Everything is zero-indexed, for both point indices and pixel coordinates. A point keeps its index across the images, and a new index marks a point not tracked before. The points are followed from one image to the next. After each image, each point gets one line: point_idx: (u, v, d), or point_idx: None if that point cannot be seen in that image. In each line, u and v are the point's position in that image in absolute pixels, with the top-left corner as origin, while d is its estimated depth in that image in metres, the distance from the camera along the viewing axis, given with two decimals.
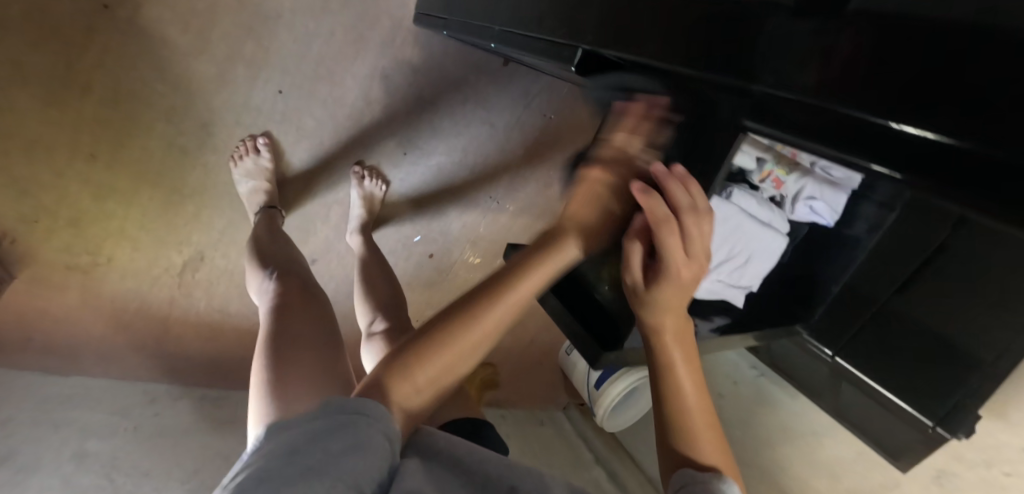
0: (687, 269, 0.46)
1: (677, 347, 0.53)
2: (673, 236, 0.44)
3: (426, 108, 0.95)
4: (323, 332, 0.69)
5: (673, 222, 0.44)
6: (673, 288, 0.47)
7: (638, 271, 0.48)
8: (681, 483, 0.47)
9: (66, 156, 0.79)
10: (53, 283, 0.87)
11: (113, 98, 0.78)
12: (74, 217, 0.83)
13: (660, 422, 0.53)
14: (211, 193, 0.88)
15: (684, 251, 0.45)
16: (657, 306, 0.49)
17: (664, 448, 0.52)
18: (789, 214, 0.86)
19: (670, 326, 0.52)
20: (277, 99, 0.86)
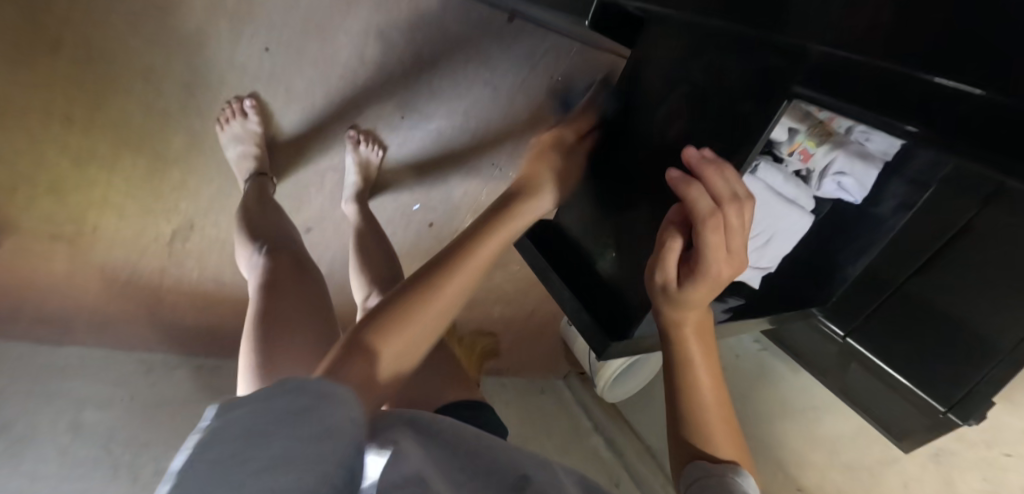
0: (722, 267, 0.48)
1: (698, 343, 0.54)
2: (713, 233, 0.47)
3: (427, 69, 0.87)
4: (315, 311, 0.68)
5: (713, 215, 0.47)
6: (704, 286, 0.49)
7: (673, 268, 0.50)
8: (695, 476, 0.48)
9: (39, 120, 0.73)
10: (36, 254, 0.83)
11: (85, 57, 0.70)
12: (54, 184, 0.78)
13: (674, 418, 0.54)
14: (197, 158, 0.84)
15: (724, 248, 0.48)
16: (688, 299, 0.51)
17: (678, 441, 0.52)
18: (816, 190, 0.81)
19: (692, 320, 0.53)
20: (263, 58, 0.78)
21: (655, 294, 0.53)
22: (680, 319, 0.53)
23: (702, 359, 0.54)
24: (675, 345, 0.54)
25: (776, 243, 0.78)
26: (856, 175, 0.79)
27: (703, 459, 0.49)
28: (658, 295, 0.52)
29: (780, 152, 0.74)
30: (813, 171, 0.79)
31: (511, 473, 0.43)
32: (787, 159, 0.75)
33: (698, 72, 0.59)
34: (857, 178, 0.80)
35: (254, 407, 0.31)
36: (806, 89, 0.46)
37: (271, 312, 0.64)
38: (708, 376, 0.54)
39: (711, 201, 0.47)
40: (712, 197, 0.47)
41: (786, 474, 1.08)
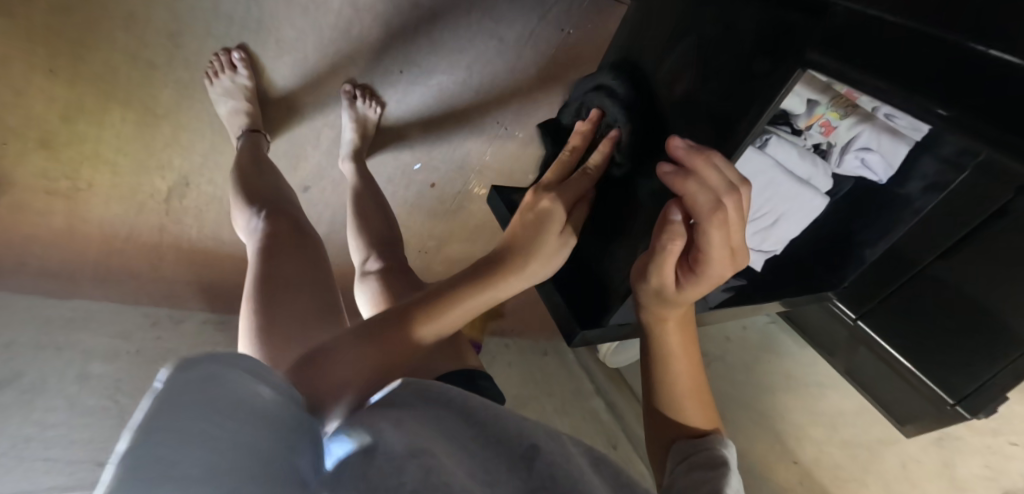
0: (722, 265, 0.46)
1: (678, 336, 0.51)
2: (718, 231, 0.43)
3: (427, 19, 0.81)
4: (316, 274, 0.66)
5: (716, 211, 0.42)
6: (705, 286, 0.47)
7: (671, 271, 0.46)
8: (685, 454, 0.46)
9: (21, 73, 0.70)
10: (36, 209, 0.82)
11: (62, 5, 0.66)
12: (44, 138, 0.76)
13: (649, 404, 0.52)
14: (189, 113, 0.81)
15: (726, 247, 0.44)
16: (684, 302, 0.49)
17: (656, 432, 0.51)
18: (835, 167, 0.77)
19: (676, 316, 0.50)
20: (250, 5, 0.73)
21: (646, 293, 0.50)
22: (664, 315, 0.50)
23: (682, 352, 0.51)
24: (654, 341, 0.51)
25: (786, 223, 0.73)
26: (882, 150, 0.74)
27: (686, 439, 0.48)
28: (652, 296, 0.49)
29: (798, 124, 0.72)
30: (834, 145, 0.75)
31: (522, 441, 0.40)
32: (807, 132, 0.72)
33: (711, 26, 0.58)
34: (882, 154, 0.74)
35: (208, 380, 0.28)
36: (820, 54, 0.46)
37: (271, 276, 0.63)
38: (688, 368, 0.51)
39: (711, 197, 0.42)
40: (711, 191, 0.43)
41: (784, 447, 1.09)
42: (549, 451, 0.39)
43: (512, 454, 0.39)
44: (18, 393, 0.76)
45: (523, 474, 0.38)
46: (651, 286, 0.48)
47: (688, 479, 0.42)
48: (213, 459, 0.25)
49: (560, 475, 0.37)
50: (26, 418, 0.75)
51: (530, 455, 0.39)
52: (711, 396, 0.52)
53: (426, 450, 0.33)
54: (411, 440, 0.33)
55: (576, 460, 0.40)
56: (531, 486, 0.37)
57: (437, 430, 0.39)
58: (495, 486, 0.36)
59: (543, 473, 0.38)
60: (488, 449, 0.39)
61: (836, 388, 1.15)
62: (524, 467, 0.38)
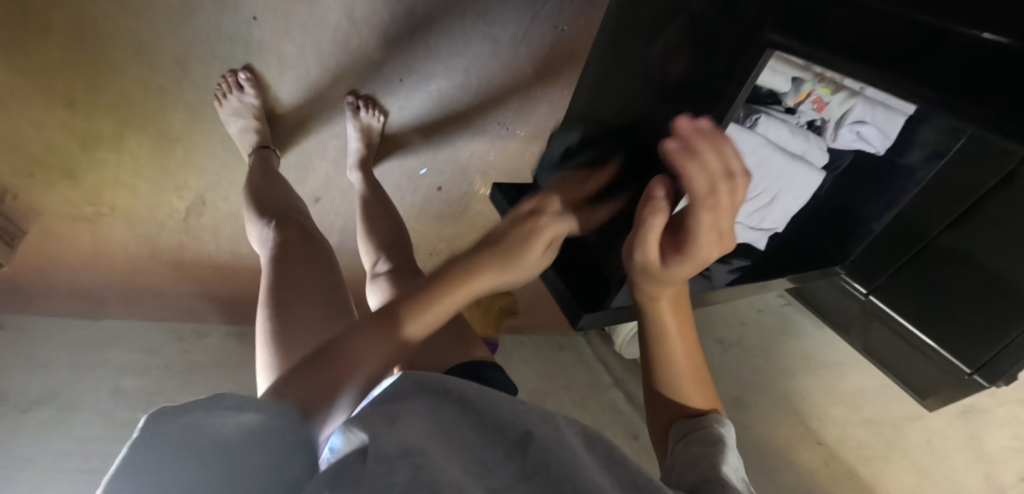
0: (708, 249, 0.46)
1: (671, 312, 0.52)
2: (706, 212, 0.43)
3: (421, 25, 0.83)
4: (325, 278, 0.69)
5: (710, 195, 0.43)
6: (688, 264, 0.47)
7: (652, 245, 0.47)
8: (682, 433, 0.47)
9: (42, 107, 0.74)
10: (62, 235, 0.86)
11: (76, 40, 0.69)
12: (67, 167, 0.80)
13: (645, 385, 0.53)
14: (201, 135, 0.84)
15: (715, 231, 0.45)
16: (670, 280, 0.49)
17: (652, 409, 0.52)
18: (831, 142, 0.82)
19: (669, 293, 0.51)
20: (253, 26, 0.76)
21: (633, 267, 0.51)
22: (657, 294, 0.51)
23: (676, 329, 0.52)
24: (649, 317, 0.52)
25: (781, 201, 0.75)
26: (877, 123, 0.80)
27: (684, 418, 0.48)
28: (637, 269, 0.50)
29: (789, 101, 0.73)
30: (828, 121, 0.81)
31: (515, 429, 0.40)
32: (799, 109, 0.74)
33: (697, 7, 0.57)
34: (876, 126, 0.80)
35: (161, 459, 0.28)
36: (777, 33, 0.49)
37: (283, 282, 0.66)
38: (683, 345, 0.52)
39: (707, 180, 0.43)
40: (709, 176, 0.43)
41: (805, 428, 1.08)
42: (544, 437, 0.38)
43: (508, 441, 0.39)
44: (57, 410, 0.82)
45: (518, 460, 0.38)
46: (637, 260, 0.49)
47: (687, 456, 0.43)
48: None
49: (553, 467, 0.36)
50: (64, 434, 0.80)
51: (524, 442, 0.39)
52: (708, 374, 0.53)
53: (421, 450, 0.33)
54: (407, 441, 0.34)
55: (569, 438, 0.39)
56: (524, 472, 0.37)
57: (430, 420, 0.39)
58: (491, 475, 0.36)
59: (538, 458, 0.37)
60: (487, 438, 0.40)
61: (855, 366, 1.16)
62: (518, 453, 0.38)
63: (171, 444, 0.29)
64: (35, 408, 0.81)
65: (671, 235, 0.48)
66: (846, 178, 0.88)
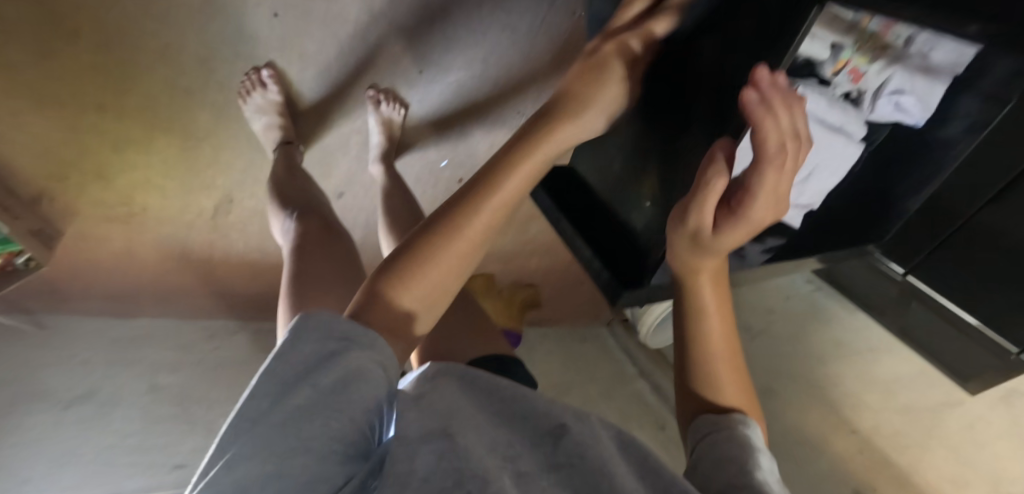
0: (764, 213, 0.44)
1: (712, 292, 0.50)
2: (773, 172, 0.41)
3: (438, 15, 0.83)
4: (343, 268, 0.69)
5: (780, 154, 0.40)
6: (743, 230, 0.44)
7: (710, 210, 0.44)
8: (703, 430, 0.46)
9: (74, 111, 0.75)
10: (97, 236, 0.88)
11: (105, 43, 0.71)
12: (100, 170, 0.81)
13: (681, 369, 0.51)
14: (227, 134, 0.85)
15: (775, 194, 0.42)
16: (717, 250, 0.46)
17: (685, 395, 0.50)
18: (867, 112, 0.71)
19: (709, 268, 0.49)
20: (273, 23, 0.77)
21: (680, 235, 0.47)
22: (698, 268, 0.48)
23: (716, 308, 0.50)
24: (690, 295, 0.50)
25: (818, 176, 0.74)
26: (917, 92, 0.69)
27: (708, 411, 0.48)
28: (685, 237, 0.47)
29: (826, 73, 0.60)
30: (865, 91, 0.67)
31: (548, 420, 0.42)
32: (834, 80, 0.63)
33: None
34: (916, 95, 0.69)
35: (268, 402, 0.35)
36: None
37: (303, 271, 0.65)
38: (722, 325, 0.50)
39: (779, 137, 0.40)
40: (781, 133, 0.40)
41: (839, 416, 1.06)
42: (579, 432, 0.40)
43: (542, 429, 0.41)
44: (97, 407, 0.82)
45: (549, 451, 0.39)
46: (686, 227, 0.46)
47: (708, 463, 0.43)
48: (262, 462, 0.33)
49: (587, 456, 0.38)
50: (106, 430, 0.81)
51: (556, 433, 0.41)
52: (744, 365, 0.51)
53: (453, 434, 0.37)
54: (431, 423, 0.38)
55: (603, 440, 0.41)
56: (556, 461, 0.38)
57: (461, 402, 0.42)
58: (518, 457, 0.39)
59: (570, 451, 0.39)
60: (515, 426, 0.42)
61: (893, 352, 1.13)
62: (551, 443, 0.40)
63: (243, 407, 0.35)
64: (75, 404, 0.81)
65: (723, 199, 0.45)
66: (878, 156, 0.82)
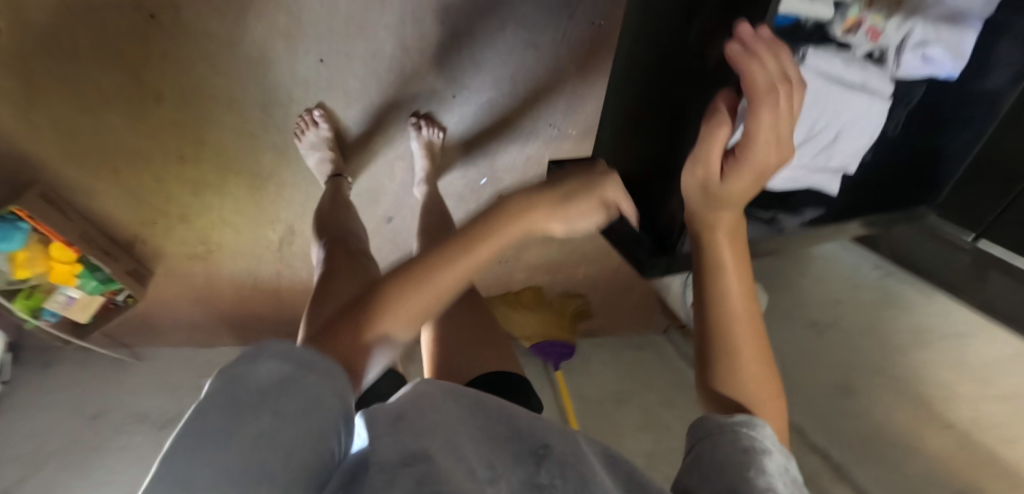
0: (766, 157, 0.45)
1: (728, 250, 0.48)
2: (768, 111, 0.43)
3: (464, 41, 0.89)
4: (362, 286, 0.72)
5: (769, 93, 0.43)
6: (747, 174, 0.46)
7: (714, 158, 0.47)
8: (704, 428, 0.44)
9: (160, 163, 0.86)
10: (182, 274, 0.98)
11: (182, 101, 0.82)
12: (183, 213, 0.92)
13: (700, 343, 0.48)
14: (287, 171, 0.94)
15: (774, 133, 0.44)
16: (728, 198, 0.48)
17: (703, 376, 0.47)
18: (897, 74, 0.65)
19: (726, 222, 0.49)
20: (320, 68, 0.86)
21: (690, 190, 0.50)
22: (714, 221, 0.49)
23: (735, 267, 0.48)
24: (707, 251, 0.49)
25: (847, 139, 0.67)
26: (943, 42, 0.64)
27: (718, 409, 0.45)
28: (695, 190, 0.49)
29: (836, 34, 0.59)
30: (888, 51, 0.63)
31: (533, 443, 0.48)
32: (851, 41, 0.60)
33: None
34: (945, 46, 0.64)
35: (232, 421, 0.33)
36: None
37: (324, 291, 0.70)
38: (740, 286, 0.48)
39: (767, 79, 0.43)
40: (768, 74, 0.43)
41: None
42: (559, 453, 0.46)
43: (524, 451, 0.47)
44: None
45: (532, 467, 0.45)
46: (694, 178, 0.49)
47: (710, 457, 0.41)
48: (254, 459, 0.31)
49: (569, 474, 0.43)
50: None
51: (539, 454, 0.47)
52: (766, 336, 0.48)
53: (424, 456, 0.40)
54: (406, 447, 0.41)
55: (586, 458, 0.47)
56: (538, 477, 0.44)
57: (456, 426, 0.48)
58: (499, 478, 0.43)
59: (552, 467, 0.45)
60: (503, 451, 0.47)
61: (982, 335, 1.02)
62: (533, 462, 0.46)
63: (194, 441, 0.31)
64: (170, 425, 0.91)
65: (727, 149, 0.48)
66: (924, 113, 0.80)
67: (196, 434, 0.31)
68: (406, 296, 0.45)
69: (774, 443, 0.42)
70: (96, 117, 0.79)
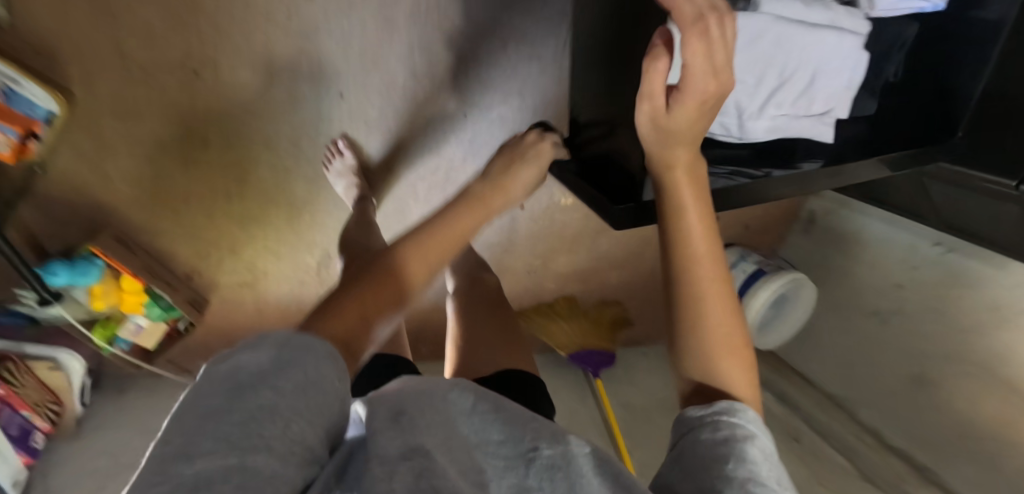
0: (702, 87, 0.50)
1: (690, 191, 0.57)
2: (697, 38, 0.47)
3: (471, 65, 0.96)
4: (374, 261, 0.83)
5: (698, 23, 0.47)
6: (691, 103, 0.51)
7: (658, 94, 0.52)
8: (683, 420, 0.51)
9: (209, 201, 0.96)
10: (234, 301, 1.07)
11: (226, 143, 0.93)
12: (231, 243, 1.01)
13: (669, 285, 0.56)
14: (320, 199, 1.03)
15: (710, 62, 0.48)
16: (671, 131, 0.54)
17: (676, 322, 0.55)
18: (871, 12, 0.65)
19: (683, 160, 0.57)
20: (341, 102, 0.96)
21: (643, 124, 0.55)
22: (672, 162, 0.57)
23: (694, 206, 0.56)
24: (668, 191, 0.57)
25: (822, 82, 0.64)
26: None
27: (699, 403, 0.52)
28: (648, 128, 0.55)
29: None
30: None
31: (524, 445, 0.47)
32: None
33: None
34: None
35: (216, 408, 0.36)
36: None
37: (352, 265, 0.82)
38: (701, 225, 0.56)
39: (694, 10, 0.47)
40: (695, 6, 0.48)
41: None
42: (551, 455, 0.45)
43: (515, 452, 0.46)
44: None
45: (523, 473, 0.45)
46: (646, 115, 0.54)
47: (689, 442, 0.48)
48: (242, 437, 0.34)
49: (558, 478, 0.44)
50: None
51: (530, 455, 0.46)
52: (733, 296, 0.56)
53: (422, 451, 0.40)
54: (402, 443, 0.40)
55: (581, 465, 0.46)
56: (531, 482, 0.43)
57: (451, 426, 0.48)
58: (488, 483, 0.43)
59: (543, 471, 0.44)
60: (498, 455, 0.47)
61: None
62: (523, 465, 0.45)
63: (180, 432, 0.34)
64: None
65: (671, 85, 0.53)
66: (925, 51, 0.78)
67: (195, 411, 0.36)
68: (400, 265, 0.61)
69: (756, 426, 0.48)
70: (154, 164, 0.90)
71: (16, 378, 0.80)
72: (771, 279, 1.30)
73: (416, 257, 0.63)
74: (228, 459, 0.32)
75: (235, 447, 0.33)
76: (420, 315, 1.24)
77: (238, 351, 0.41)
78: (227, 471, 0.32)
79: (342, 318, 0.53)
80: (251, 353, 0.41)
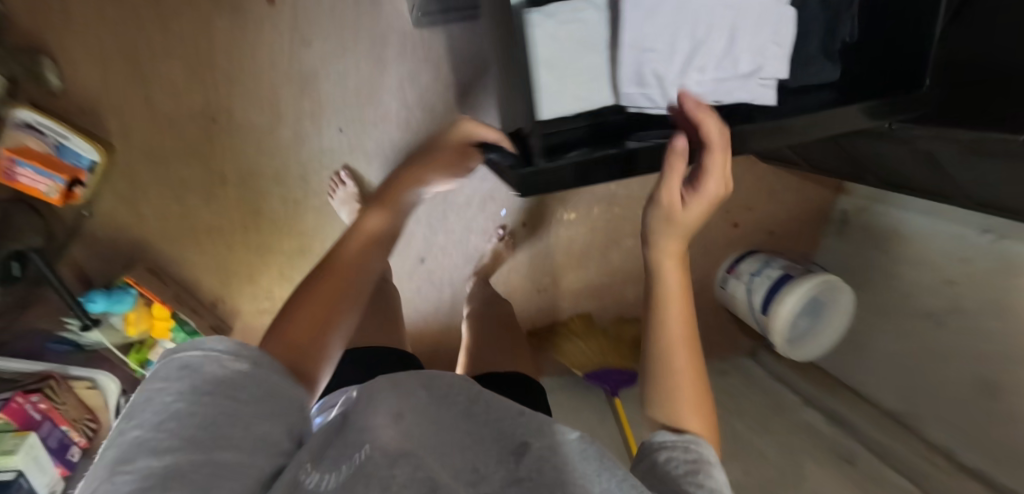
0: (713, 190, 0.60)
1: (678, 276, 0.62)
2: (718, 156, 0.58)
3: (464, 94, 1.06)
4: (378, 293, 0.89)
5: (721, 145, 0.58)
6: (701, 202, 0.60)
7: (675, 188, 0.60)
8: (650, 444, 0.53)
9: (229, 233, 1.06)
10: (255, 329, 1.15)
11: (242, 180, 1.03)
12: (250, 273, 1.10)
13: (649, 353, 0.61)
14: (329, 227, 1.11)
15: (722, 175, 0.59)
16: (680, 224, 0.61)
17: (653, 386, 0.60)
18: None
19: (676, 250, 0.62)
20: (340, 136, 1.04)
21: (656, 215, 0.62)
22: (668, 250, 0.61)
23: (680, 288, 0.61)
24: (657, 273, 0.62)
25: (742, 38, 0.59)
26: None
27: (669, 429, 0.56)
28: (659, 215, 0.61)
29: None
30: None
31: (514, 439, 0.45)
32: None
33: None
34: None
35: (175, 408, 0.35)
36: None
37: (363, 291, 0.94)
38: (682, 307, 0.61)
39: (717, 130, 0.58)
40: (716, 129, 0.58)
41: None
42: (539, 447, 0.44)
43: (504, 448, 0.44)
44: None
45: (511, 464, 0.42)
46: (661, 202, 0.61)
47: (656, 462, 0.50)
48: (206, 440, 0.33)
49: (547, 471, 0.42)
50: None
51: (518, 449, 0.44)
52: (703, 366, 0.61)
53: (411, 452, 0.40)
54: (397, 445, 0.40)
55: (568, 457, 0.44)
56: (516, 476, 0.41)
57: (435, 418, 0.46)
58: (480, 481, 0.41)
59: (528, 467, 0.42)
60: (479, 444, 0.45)
61: None
62: (512, 459, 0.43)
63: (138, 435, 0.33)
64: None
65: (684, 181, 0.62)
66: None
67: (152, 412, 0.34)
68: (327, 267, 0.61)
69: (706, 452, 0.52)
70: (181, 202, 1.02)
71: (56, 395, 0.89)
72: (799, 283, 1.22)
73: (341, 256, 0.64)
74: (195, 457, 0.32)
75: (200, 450, 0.33)
76: (433, 338, 1.26)
77: (208, 344, 0.39)
78: (190, 471, 0.31)
79: (293, 327, 0.52)
80: (219, 348, 0.39)
